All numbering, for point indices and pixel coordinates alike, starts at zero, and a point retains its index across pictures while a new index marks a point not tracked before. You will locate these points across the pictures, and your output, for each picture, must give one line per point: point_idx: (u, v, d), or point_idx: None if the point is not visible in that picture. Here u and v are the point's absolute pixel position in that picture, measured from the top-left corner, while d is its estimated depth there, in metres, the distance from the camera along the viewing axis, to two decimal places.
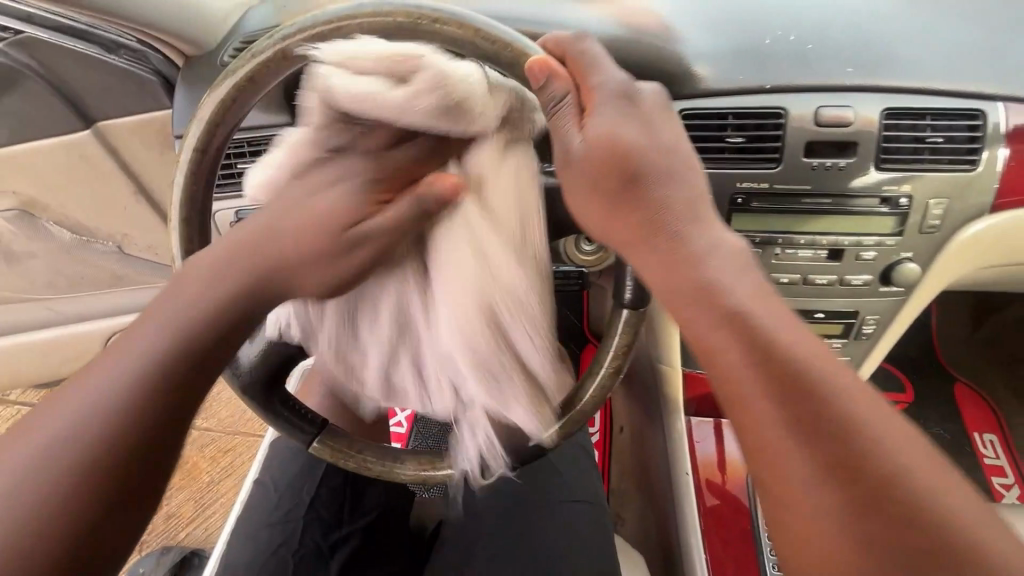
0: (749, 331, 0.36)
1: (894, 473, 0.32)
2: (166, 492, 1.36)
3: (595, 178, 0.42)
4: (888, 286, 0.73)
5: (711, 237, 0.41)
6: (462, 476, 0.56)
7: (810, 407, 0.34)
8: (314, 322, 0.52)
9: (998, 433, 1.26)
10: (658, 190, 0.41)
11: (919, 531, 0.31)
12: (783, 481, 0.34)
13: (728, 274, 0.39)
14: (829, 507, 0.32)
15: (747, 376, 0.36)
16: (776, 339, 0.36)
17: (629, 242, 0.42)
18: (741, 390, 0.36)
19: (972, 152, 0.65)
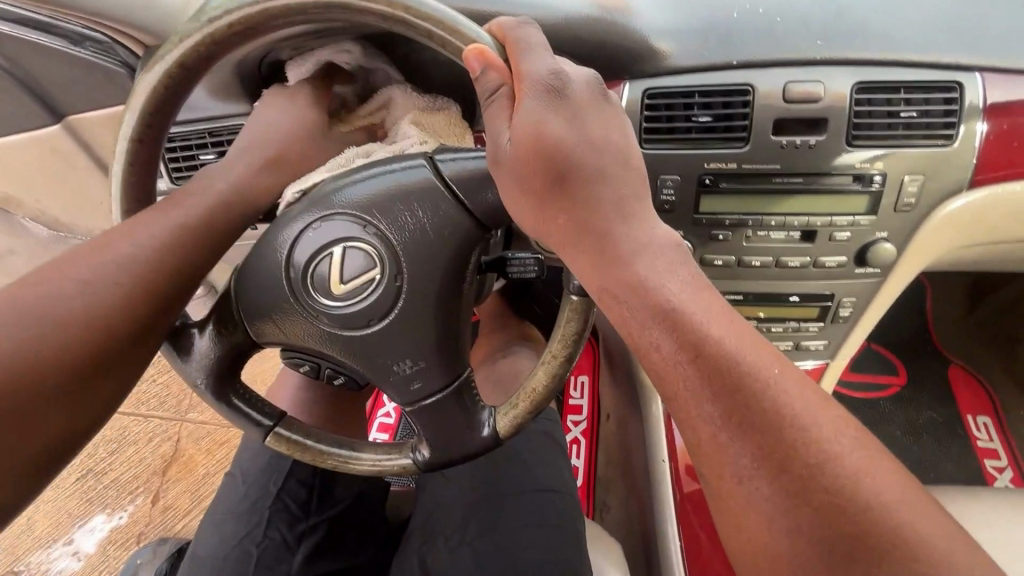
0: (678, 315, 0.36)
1: (820, 465, 0.32)
2: (162, 485, 1.37)
3: (526, 178, 0.41)
4: (864, 268, 0.71)
5: (641, 225, 0.39)
6: (418, 465, 0.55)
7: (737, 399, 0.34)
8: (265, 315, 0.52)
9: (992, 416, 1.24)
10: (588, 186, 0.40)
11: (823, 510, 0.31)
12: (706, 452, 0.35)
13: (663, 266, 0.38)
14: (742, 481, 0.33)
15: (681, 372, 0.35)
16: (706, 325, 0.35)
17: (558, 233, 0.41)
18: (672, 385, 0.36)
19: (948, 126, 0.62)
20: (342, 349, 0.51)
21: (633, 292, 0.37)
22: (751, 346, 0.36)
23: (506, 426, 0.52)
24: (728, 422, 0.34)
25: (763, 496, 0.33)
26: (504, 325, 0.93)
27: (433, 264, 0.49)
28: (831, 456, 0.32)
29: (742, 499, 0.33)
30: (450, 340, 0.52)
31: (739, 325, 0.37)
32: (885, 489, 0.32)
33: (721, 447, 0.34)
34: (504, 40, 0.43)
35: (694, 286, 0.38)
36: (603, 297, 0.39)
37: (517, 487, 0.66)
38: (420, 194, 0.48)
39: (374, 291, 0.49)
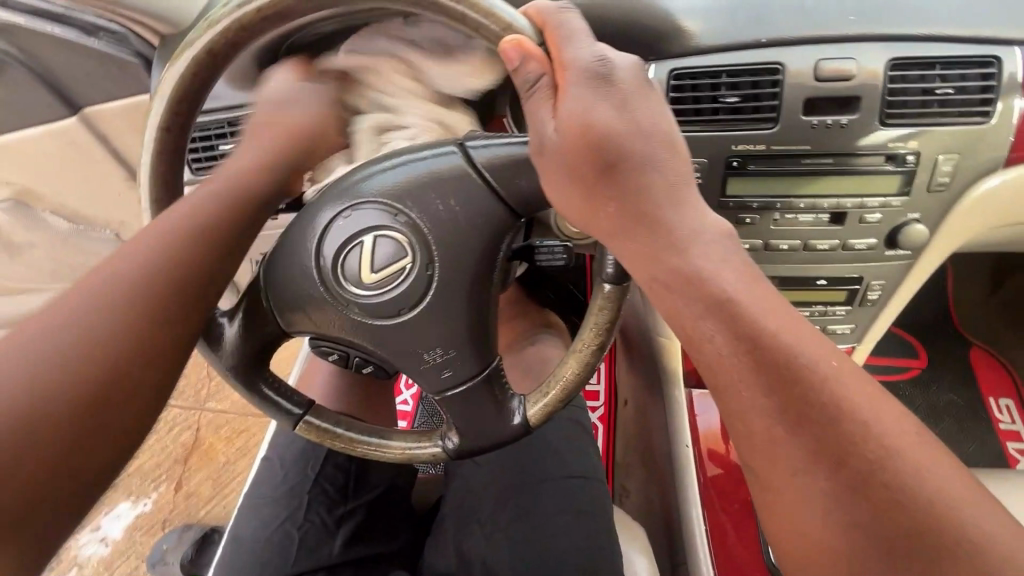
0: (726, 307, 0.36)
1: (865, 441, 0.32)
2: (185, 473, 1.40)
3: (572, 166, 0.40)
4: (894, 250, 0.70)
5: (690, 209, 0.39)
6: (448, 454, 0.55)
7: (788, 390, 0.34)
8: (295, 305, 0.52)
9: (1014, 398, 1.23)
10: (635, 174, 0.39)
11: (881, 500, 0.31)
12: (757, 443, 0.35)
13: (713, 255, 0.37)
14: (795, 473, 0.33)
15: (732, 362, 0.35)
16: (752, 316, 0.35)
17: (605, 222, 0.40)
18: (722, 376, 0.36)
19: (985, 103, 0.60)
20: (372, 338, 0.51)
21: (679, 281, 0.37)
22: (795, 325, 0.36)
23: (538, 414, 0.52)
24: (778, 411, 0.34)
25: (816, 485, 0.33)
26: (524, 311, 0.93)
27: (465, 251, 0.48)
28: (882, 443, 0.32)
29: (795, 488, 0.33)
30: (481, 328, 0.51)
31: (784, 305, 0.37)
32: (937, 473, 0.32)
33: (772, 438, 0.34)
34: (543, 23, 0.42)
35: (744, 271, 0.37)
36: (652, 287, 0.39)
37: (544, 475, 0.67)
38: (451, 181, 0.47)
39: (405, 281, 0.48)
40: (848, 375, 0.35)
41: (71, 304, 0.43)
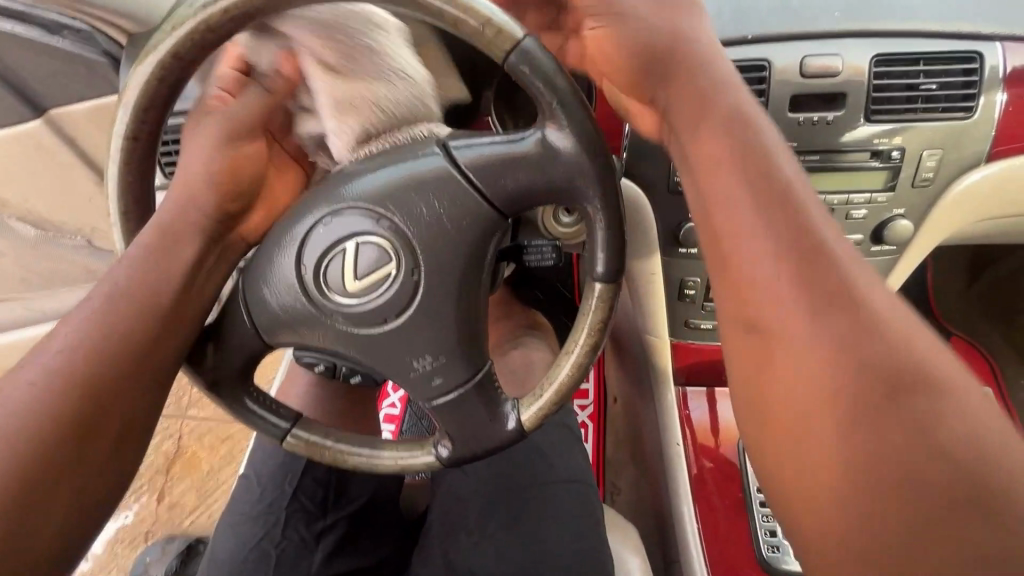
0: (785, 251, 0.37)
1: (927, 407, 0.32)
2: (167, 483, 1.36)
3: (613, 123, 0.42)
4: (880, 246, 0.70)
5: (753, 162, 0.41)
6: (442, 463, 0.54)
7: (854, 330, 0.35)
8: (276, 316, 0.50)
9: (993, 387, 1.25)
10: (705, 128, 0.41)
11: (947, 459, 0.30)
12: (813, 381, 0.35)
13: (778, 210, 0.39)
14: (855, 423, 0.33)
15: (790, 300, 0.36)
16: (814, 258, 0.37)
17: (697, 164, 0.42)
18: (778, 315, 0.37)
19: (968, 98, 0.61)
20: (357, 347, 0.50)
21: (743, 222, 0.39)
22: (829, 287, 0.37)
23: (531, 419, 0.51)
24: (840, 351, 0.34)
25: (873, 431, 0.32)
26: (512, 313, 0.91)
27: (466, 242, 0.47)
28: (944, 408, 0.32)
29: (845, 434, 0.33)
30: (470, 335, 0.50)
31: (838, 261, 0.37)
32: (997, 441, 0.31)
33: (827, 380, 0.34)
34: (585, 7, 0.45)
35: (791, 236, 0.37)
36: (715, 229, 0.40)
37: (536, 480, 0.66)
38: (434, 183, 0.45)
39: (389, 287, 0.47)
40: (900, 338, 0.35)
41: (42, 352, 0.43)
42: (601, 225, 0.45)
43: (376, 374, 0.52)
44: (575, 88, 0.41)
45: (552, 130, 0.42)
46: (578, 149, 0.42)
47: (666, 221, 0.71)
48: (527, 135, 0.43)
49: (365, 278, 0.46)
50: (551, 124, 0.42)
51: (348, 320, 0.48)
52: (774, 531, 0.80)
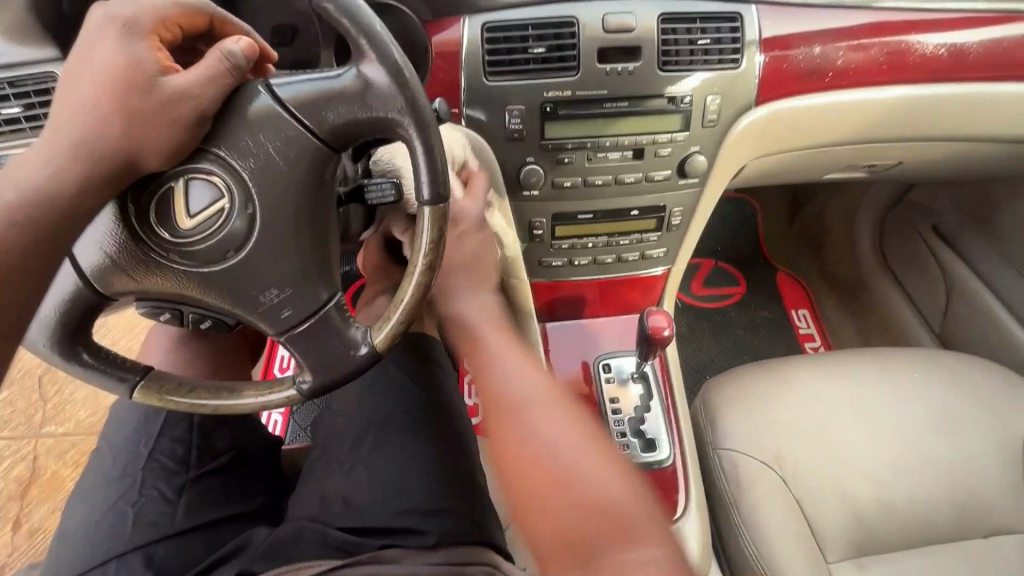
0: (508, 397, 0.59)
1: (554, 469, 0.53)
2: (24, 509, 1.21)
3: (542, 388, 0.60)
4: (686, 179, 0.83)
5: (500, 365, 0.62)
6: (304, 396, 0.56)
7: (516, 426, 0.56)
8: (115, 269, 0.51)
9: (809, 308, 1.50)
10: (519, 427, 0.56)
11: (576, 545, 0.49)
12: (532, 427, 0.56)
13: (544, 432, 0.55)
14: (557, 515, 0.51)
15: (512, 401, 0.58)
16: (514, 399, 0.59)
17: (540, 416, 0.57)
18: (500, 430, 0.57)
19: (736, 52, 0.74)
20: (200, 285, 0.52)
21: (535, 481, 0.53)
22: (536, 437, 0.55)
23: (381, 340, 0.54)
24: (506, 437, 0.57)
25: (542, 447, 0.54)
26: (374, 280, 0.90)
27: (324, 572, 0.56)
28: (559, 453, 0.54)
29: (544, 438, 0.55)
30: (317, 263, 0.53)
31: (547, 433, 0.55)
32: (563, 447, 0.54)
33: (533, 422, 0.56)
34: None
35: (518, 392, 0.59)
36: (493, 407, 0.59)
37: (400, 410, 0.72)
38: (259, 118, 0.48)
39: (227, 221, 0.49)
40: (582, 484, 0.52)
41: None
42: (421, 153, 0.49)
43: (229, 310, 0.54)
44: (381, 26, 0.46)
45: (366, 64, 0.46)
46: (389, 83, 0.46)
47: (510, 166, 0.79)
48: (340, 73, 0.47)
49: (207, 211, 0.49)
50: (363, 61, 0.46)
51: (190, 262, 0.51)
52: (626, 432, 0.94)
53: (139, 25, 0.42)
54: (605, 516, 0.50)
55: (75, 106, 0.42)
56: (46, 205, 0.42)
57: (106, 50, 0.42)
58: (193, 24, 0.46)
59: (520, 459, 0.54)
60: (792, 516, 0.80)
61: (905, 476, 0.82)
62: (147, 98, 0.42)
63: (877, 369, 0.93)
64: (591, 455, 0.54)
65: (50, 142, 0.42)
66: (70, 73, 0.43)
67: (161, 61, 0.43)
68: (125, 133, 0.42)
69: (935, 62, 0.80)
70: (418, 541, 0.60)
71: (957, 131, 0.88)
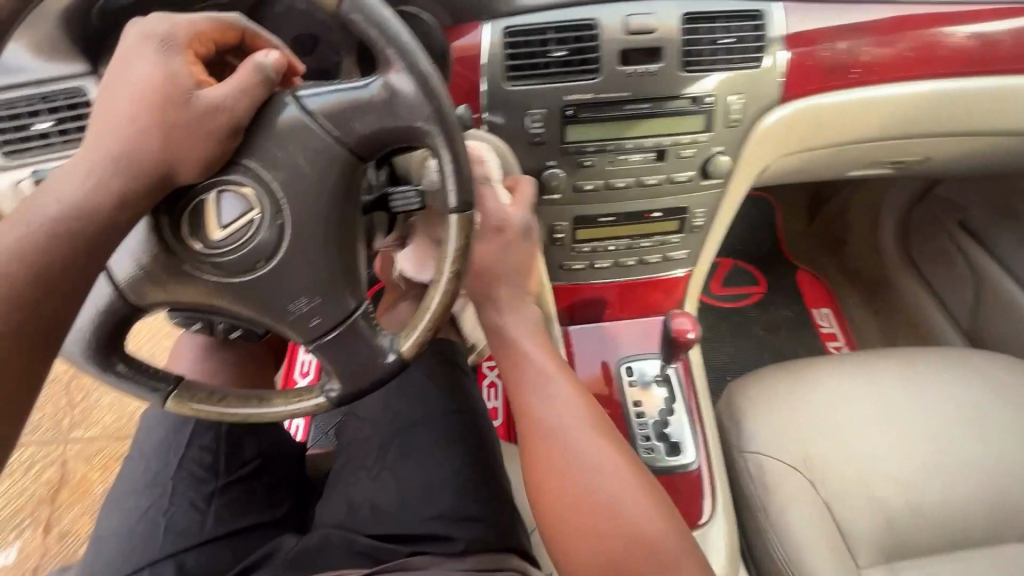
0: (550, 427, 0.59)
1: (599, 508, 0.54)
2: (54, 513, 1.23)
3: (585, 416, 0.60)
4: (708, 180, 0.82)
5: (543, 391, 0.61)
6: (332, 404, 0.56)
7: (561, 461, 0.57)
8: (146, 281, 0.52)
9: (831, 306, 1.47)
10: (561, 463, 0.57)
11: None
12: (575, 463, 0.57)
13: (589, 468, 0.56)
14: (604, 554, 0.53)
15: (555, 432, 0.58)
16: (557, 430, 0.59)
17: (585, 450, 0.57)
18: (542, 463, 0.58)
19: (759, 50, 0.73)
20: (230, 295, 0.53)
21: (578, 520, 0.54)
22: (581, 473, 0.56)
23: (408, 349, 0.54)
24: (548, 470, 0.57)
25: (586, 485, 0.55)
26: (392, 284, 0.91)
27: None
28: (603, 490, 0.55)
29: (587, 475, 0.56)
30: (344, 272, 0.53)
31: (591, 469, 0.56)
32: (607, 483, 0.55)
33: (577, 456, 0.57)
34: None
35: (561, 422, 0.59)
36: (533, 436, 0.59)
37: (425, 416, 0.72)
38: (288, 130, 0.48)
39: (255, 232, 0.50)
40: (626, 523, 0.53)
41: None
42: (449, 162, 0.49)
43: (258, 320, 0.54)
44: (409, 36, 0.46)
45: (394, 74, 0.46)
46: (417, 93, 0.47)
47: (531, 171, 0.78)
48: (367, 83, 0.47)
49: (236, 223, 0.49)
50: (391, 71, 0.46)
51: (221, 272, 0.51)
52: (650, 435, 0.93)
53: (175, 40, 0.44)
54: (650, 556, 0.52)
55: (111, 116, 0.43)
56: (88, 216, 0.42)
57: (142, 62, 0.43)
58: (225, 38, 0.47)
59: (562, 496, 0.55)
60: (822, 522, 0.78)
61: (939, 480, 0.81)
62: (182, 108, 0.42)
63: (905, 369, 0.91)
64: (634, 490, 0.55)
65: (88, 152, 0.43)
66: (106, 86, 0.44)
67: (196, 74, 0.43)
68: (161, 141, 0.43)
69: (964, 56, 0.78)
70: (446, 548, 0.60)
71: (986, 126, 0.86)
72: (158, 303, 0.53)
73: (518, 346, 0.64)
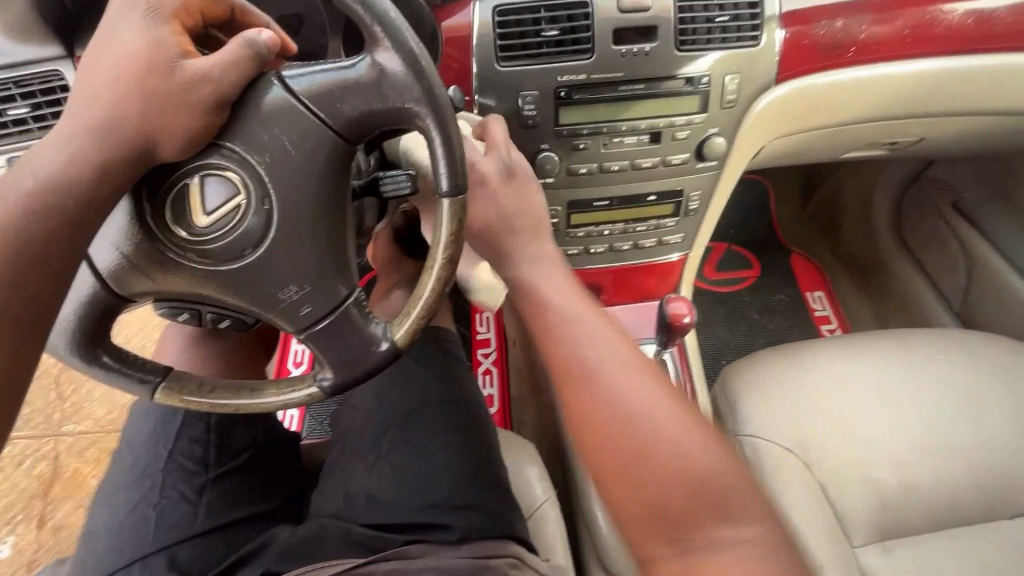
0: (586, 372, 0.52)
1: (655, 453, 0.48)
2: (47, 507, 1.22)
3: (624, 355, 0.53)
4: (703, 163, 0.81)
5: (576, 333, 0.53)
6: (325, 393, 0.55)
7: (602, 408, 0.50)
8: (131, 269, 0.50)
9: (825, 290, 1.47)
10: (605, 408, 0.50)
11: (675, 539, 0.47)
12: (617, 408, 0.50)
13: (636, 408, 0.49)
14: (656, 509, 0.47)
15: (595, 374, 0.51)
16: (595, 372, 0.52)
17: (630, 392, 0.50)
18: (583, 412, 0.51)
19: (755, 28, 0.72)
20: (218, 283, 0.51)
21: (631, 471, 0.48)
22: (628, 419, 0.49)
23: (402, 336, 0.53)
24: (593, 419, 0.50)
25: (637, 429, 0.49)
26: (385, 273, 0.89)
27: (345, 570, 0.56)
28: (654, 435, 0.48)
29: (636, 417, 0.49)
30: (334, 260, 0.52)
31: (636, 410, 0.50)
32: (659, 425, 0.49)
33: (622, 399, 0.50)
34: None
35: (599, 363, 0.52)
36: (567, 379, 0.52)
37: (420, 405, 0.71)
38: (273, 112, 0.46)
39: (242, 218, 0.48)
40: (682, 467, 0.47)
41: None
42: (439, 144, 0.48)
43: (249, 309, 0.53)
44: (395, 13, 0.44)
45: (382, 53, 0.45)
46: (406, 73, 0.45)
47: (524, 155, 0.77)
48: (354, 63, 0.46)
49: (222, 209, 0.48)
50: (378, 50, 0.45)
51: (207, 260, 0.50)
52: None
53: (162, 7, 0.41)
54: (709, 501, 0.46)
55: (93, 91, 0.41)
56: (64, 193, 0.41)
57: (125, 34, 0.41)
58: (214, 11, 0.45)
59: (607, 439, 0.49)
60: (816, 503, 0.79)
61: (931, 460, 0.81)
62: (166, 82, 0.41)
63: (900, 351, 0.92)
64: (686, 429, 0.49)
65: (67, 130, 0.41)
66: (88, 59, 0.42)
67: (183, 45, 0.41)
68: (142, 119, 0.41)
69: (961, 34, 0.77)
70: (444, 537, 0.60)
71: (982, 106, 0.85)
72: (144, 292, 0.52)
73: (538, 292, 0.56)
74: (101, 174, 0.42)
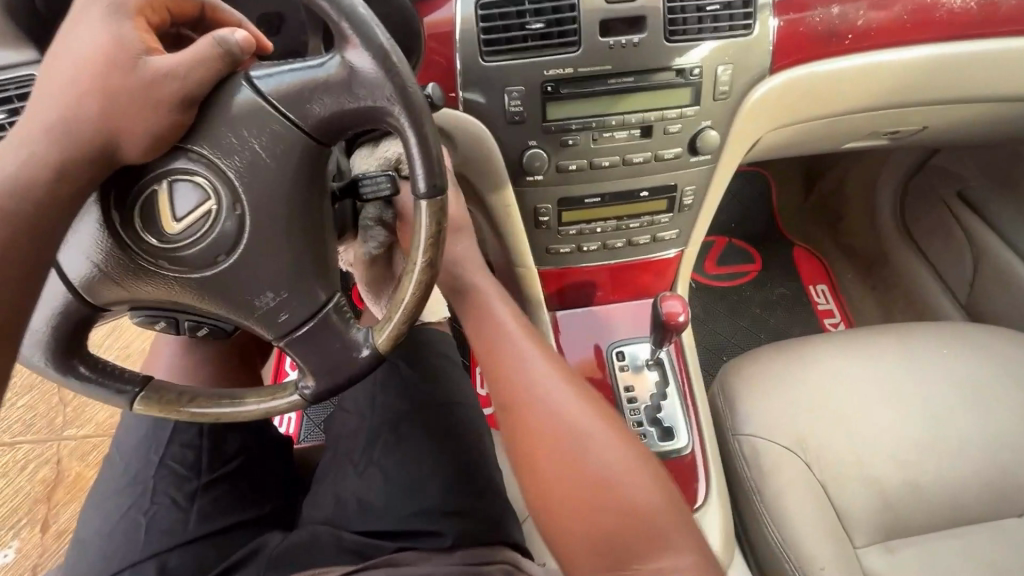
0: (531, 407, 0.57)
1: (595, 481, 0.53)
2: (50, 512, 1.23)
3: (575, 390, 0.59)
4: (697, 156, 0.79)
5: (523, 368, 0.60)
6: (307, 401, 0.54)
7: (544, 444, 0.55)
8: (104, 277, 0.49)
9: (828, 283, 1.45)
10: (546, 442, 0.55)
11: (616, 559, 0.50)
12: (562, 439, 0.55)
13: (585, 439, 0.55)
14: (594, 532, 0.51)
15: (541, 408, 0.57)
16: (537, 406, 0.57)
17: (577, 423, 0.56)
18: (530, 443, 0.56)
19: (748, 17, 0.70)
20: (194, 290, 0.50)
21: (574, 498, 0.52)
22: (571, 452, 0.54)
23: (383, 341, 0.51)
24: (535, 450, 0.56)
25: (584, 461, 0.54)
26: None
27: None
28: (593, 461, 0.54)
29: (583, 450, 0.54)
30: (312, 264, 0.51)
31: (583, 443, 0.55)
32: (602, 455, 0.54)
33: (567, 433, 0.55)
34: None
35: (549, 397, 0.58)
36: (512, 412, 0.58)
37: (411, 409, 0.70)
38: (244, 113, 0.45)
39: (214, 223, 0.47)
40: (623, 491, 0.52)
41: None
42: (415, 144, 0.46)
43: (227, 315, 0.52)
44: (365, 8, 0.43)
45: (352, 51, 0.43)
46: (377, 71, 0.43)
47: (513, 151, 0.75)
48: (324, 61, 0.44)
49: (194, 214, 0.46)
50: (348, 47, 0.43)
51: (181, 266, 0.48)
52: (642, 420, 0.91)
53: (126, 3, 0.40)
54: (644, 528, 0.51)
55: (53, 92, 0.40)
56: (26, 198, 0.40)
57: (87, 31, 0.40)
58: (182, 9, 0.43)
59: (557, 471, 0.54)
60: (819, 503, 0.77)
61: (937, 458, 0.79)
62: (128, 81, 0.39)
63: (904, 346, 0.89)
64: (624, 460, 0.55)
65: (28, 133, 0.40)
66: (49, 59, 0.41)
67: (147, 42, 0.40)
68: (104, 120, 0.40)
69: (963, 19, 0.75)
70: (435, 544, 0.59)
71: (986, 92, 0.82)
72: (120, 298, 0.51)
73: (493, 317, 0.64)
74: (64, 178, 0.41)
